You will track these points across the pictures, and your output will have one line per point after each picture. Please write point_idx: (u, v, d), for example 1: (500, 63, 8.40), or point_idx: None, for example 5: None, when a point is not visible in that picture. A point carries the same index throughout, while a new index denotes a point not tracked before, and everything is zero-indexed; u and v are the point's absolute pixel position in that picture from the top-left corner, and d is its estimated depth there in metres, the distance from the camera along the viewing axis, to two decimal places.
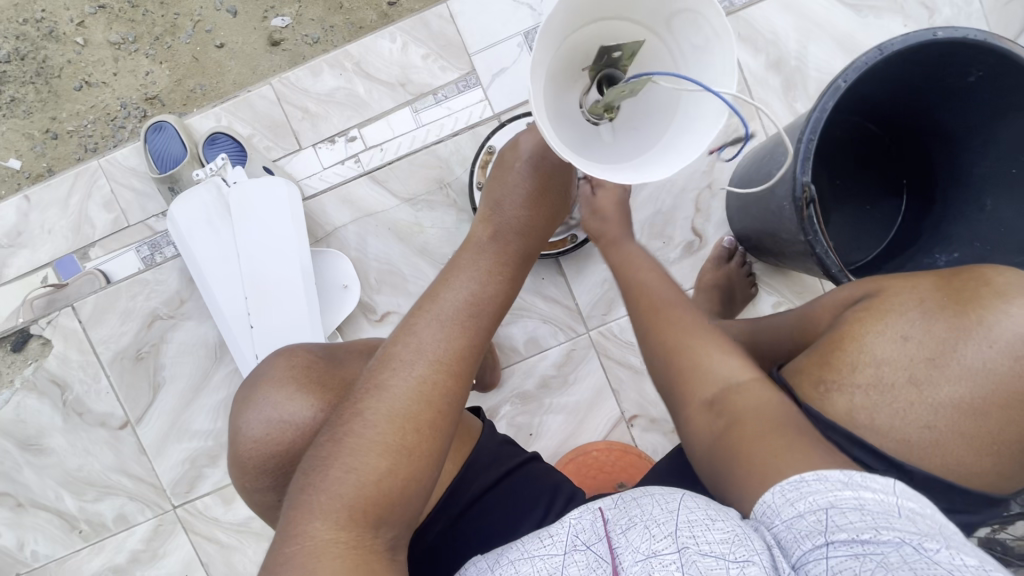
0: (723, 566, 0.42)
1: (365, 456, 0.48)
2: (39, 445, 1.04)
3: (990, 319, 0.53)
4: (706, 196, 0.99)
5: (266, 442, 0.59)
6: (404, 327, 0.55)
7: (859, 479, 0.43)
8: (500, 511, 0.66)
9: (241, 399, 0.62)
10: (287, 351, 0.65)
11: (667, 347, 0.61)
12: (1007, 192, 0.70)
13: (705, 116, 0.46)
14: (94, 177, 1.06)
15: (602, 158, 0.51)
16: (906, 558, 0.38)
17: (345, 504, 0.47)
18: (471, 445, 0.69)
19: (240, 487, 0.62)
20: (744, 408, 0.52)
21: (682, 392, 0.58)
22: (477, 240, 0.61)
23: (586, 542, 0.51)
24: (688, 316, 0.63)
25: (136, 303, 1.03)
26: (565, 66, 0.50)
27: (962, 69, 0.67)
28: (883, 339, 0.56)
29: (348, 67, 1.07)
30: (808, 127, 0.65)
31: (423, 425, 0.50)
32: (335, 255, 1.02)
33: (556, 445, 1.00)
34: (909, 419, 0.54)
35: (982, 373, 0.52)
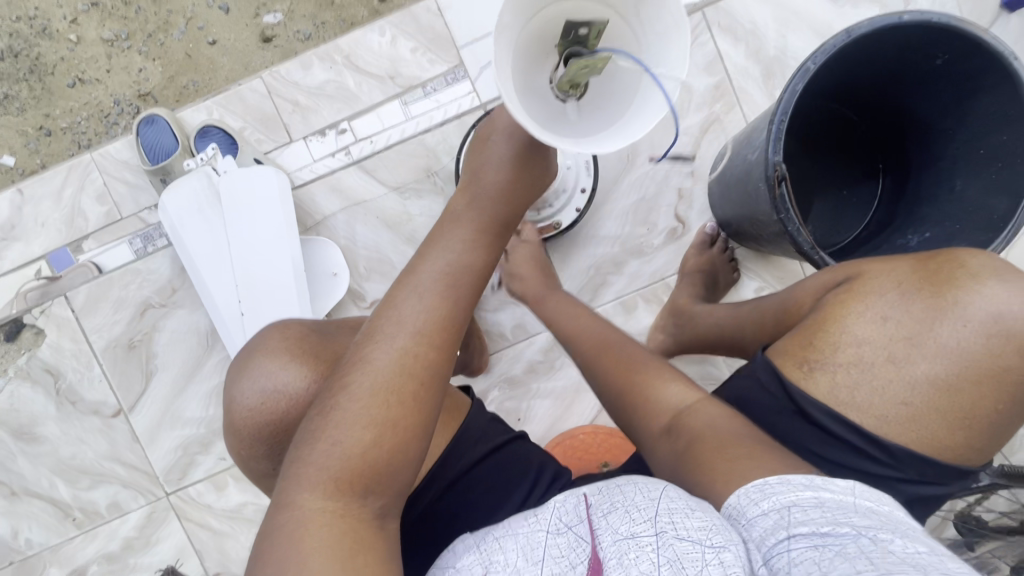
0: (698, 550, 0.41)
1: (351, 429, 0.50)
2: (33, 434, 1.05)
3: (965, 299, 0.55)
4: (689, 183, 1.01)
5: (260, 411, 0.60)
6: (386, 302, 0.57)
7: (819, 482, 0.47)
8: (489, 483, 0.67)
9: (235, 370, 0.64)
10: (281, 325, 0.66)
11: (624, 377, 0.66)
12: (976, 173, 0.72)
13: (656, 105, 0.49)
14: (87, 170, 1.08)
15: (565, 131, 0.53)
16: (863, 547, 0.39)
17: (333, 475, 0.48)
18: (460, 420, 0.70)
19: (236, 454, 0.64)
20: (699, 426, 0.57)
21: (641, 421, 0.63)
22: (458, 213, 0.62)
23: (568, 525, 0.51)
24: (637, 352, 0.69)
25: (128, 292, 1.05)
26: (536, 39, 0.52)
27: (928, 53, 0.69)
28: (863, 320, 0.59)
29: (338, 60, 1.09)
30: (779, 108, 0.67)
31: (406, 398, 0.51)
32: (325, 244, 1.04)
33: (544, 429, 1.02)
34: (887, 394, 0.56)
35: (958, 352, 0.55)
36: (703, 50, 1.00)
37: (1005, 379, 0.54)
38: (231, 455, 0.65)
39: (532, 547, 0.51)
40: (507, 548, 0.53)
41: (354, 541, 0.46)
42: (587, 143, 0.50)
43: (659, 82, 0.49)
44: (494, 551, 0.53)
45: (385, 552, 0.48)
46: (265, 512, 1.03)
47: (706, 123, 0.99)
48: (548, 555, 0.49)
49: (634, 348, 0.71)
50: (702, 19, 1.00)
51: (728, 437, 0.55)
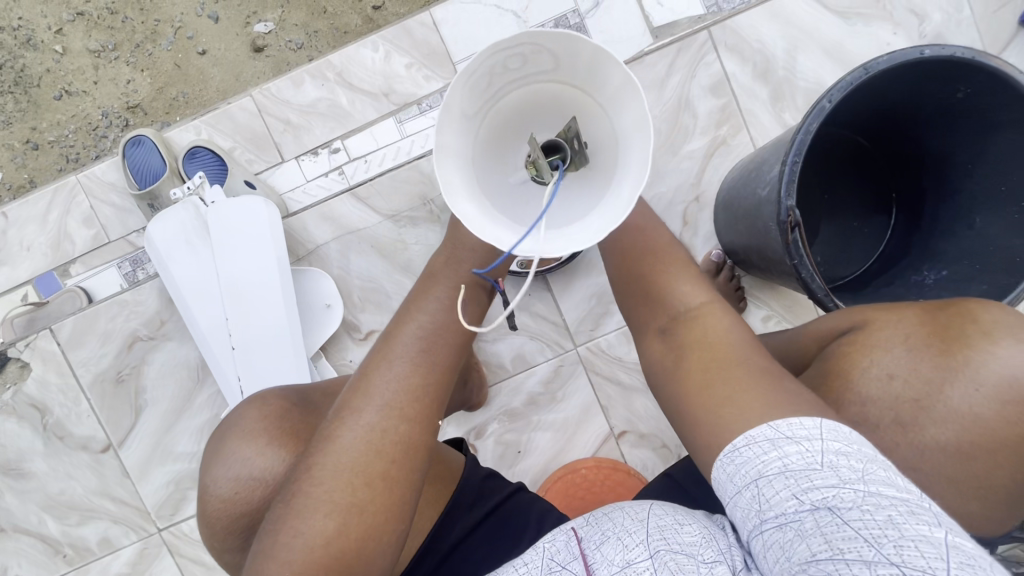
0: (694, 564, 0.44)
1: (316, 517, 0.47)
2: (20, 469, 1.02)
3: (977, 360, 0.51)
4: (694, 208, 0.97)
5: (235, 501, 0.57)
6: (360, 374, 0.53)
7: (785, 433, 0.44)
8: (484, 549, 0.64)
9: (209, 453, 0.60)
10: (257, 397, 0.63)
11: (636, 274, 0.62)
12: (997, 210, 0.69)
13: (510, 237, 0.47)
14: (73, 194, 1.04)
15: (486, 184, 0.51)
16: (821, 524, 0.39)
17: (298, 570, 0.46)
18: (454, 485, 0.67)
19: (211, 547, 0.60)
20: (703, 342, 0.54)
21: (641, 316, 0.61)
22: (440, 269, 0.57)
23: (562, 562, 0.49)
24: (662, 247, 0.63)
25: (116, 324, 1.01)
26: (566, 103, 0.51)
27: (949, 86, 0.66)
28: (870, 379, 0.55)
29: (330, 77, 1.05)
30: (793, 148, 0.63)
31: (375, 479, 0.48)
32: (318, 274, 1.00)
33: (546, 462, 0.99)
34: (893, 460, 0.54)
35: (968, 417, 0.51)
36: (709, 69, 0.96)
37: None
38: (207, 549, 0.62)
39: None
40: None
41: None
42: (462, 185, 0.48)
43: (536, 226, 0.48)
44: None
45: None
46: None
47: (711, 146, 0.96)
48: None
49: (663, 238, 0.64)
50: (709, 36, 0.96)
51: (723, 354, 0.53)
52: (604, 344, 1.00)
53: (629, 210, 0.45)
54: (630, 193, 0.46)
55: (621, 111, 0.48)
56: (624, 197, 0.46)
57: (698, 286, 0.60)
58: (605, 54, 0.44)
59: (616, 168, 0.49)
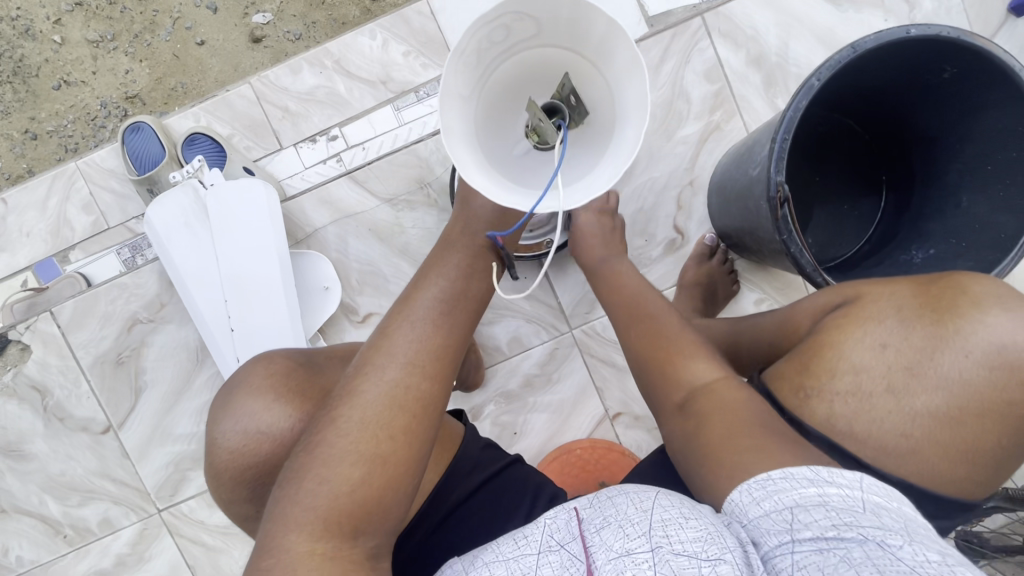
0: (695, 565, 0.41)
1: (339, 465, 0.47)
2: (21, 450, 1.03)
3: (967, 328, 0.53)
4: (687, 193, 0.98)
5: (245, 452, 0.58)
6: (380, 333, 0.54)
7: (825, 476, 0.46)
8: (482, 514, 0.65)
9: (217, 408, 0.61)
10: (265, 357, 0.64)
11: (652, 353, 0.65)
12: (983, 188, 0.70)
13: (526, 201, 0.49)
14: (72, 180, 1.05)
15: (492, 158, 0.53)
16: (869, 553, 0.38)
17: (319, 516, 0.45)
18: (453, 452, 0.68)
19: (218, 497, 0.62)
20: (713, 409, 0.57)
21: (659, 394, 0.63)
22: (449, 236, 0.62)
23: (560, 543, 0.50)
24: (673, 326, 0.67)
25: (116, 307, 1.02)
26: (556, 66, 0.53)
27: (936, 67, 0.67)
28: (862, 347, 0.56)
29: (328, 65, 1.06)
30: (782, 126, 0.65)
31: (398, 431, 0.49)
32: (316, 257, 1.02)
33: (541, 443, 1.01)
34: (886, 427, 0.54)
35: (958, 382, 0.53)
36: (702, 56, 0.97)
37: (1007, 412, 0.52)
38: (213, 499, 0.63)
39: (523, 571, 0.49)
40: None
41: None
42: (473, 164, 0.49)
43: (549, 192, 0.50)
44: None
45: None
46: None
47: (704, 132, 0.97)
48: None
49: (666, 321, 0.68)
50: (702, 24, 0.98)
51: (742, 418, 0.54)
52: (599, 326, 1.01)
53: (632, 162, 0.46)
54: (631, 147, 0.47)
55: (611, 60, 0.49)
56: (624, 154, 0.48)
57: (710, 359, 0.63)
58: (586, 6, 0.46)
59: (615, 126, 0.51)
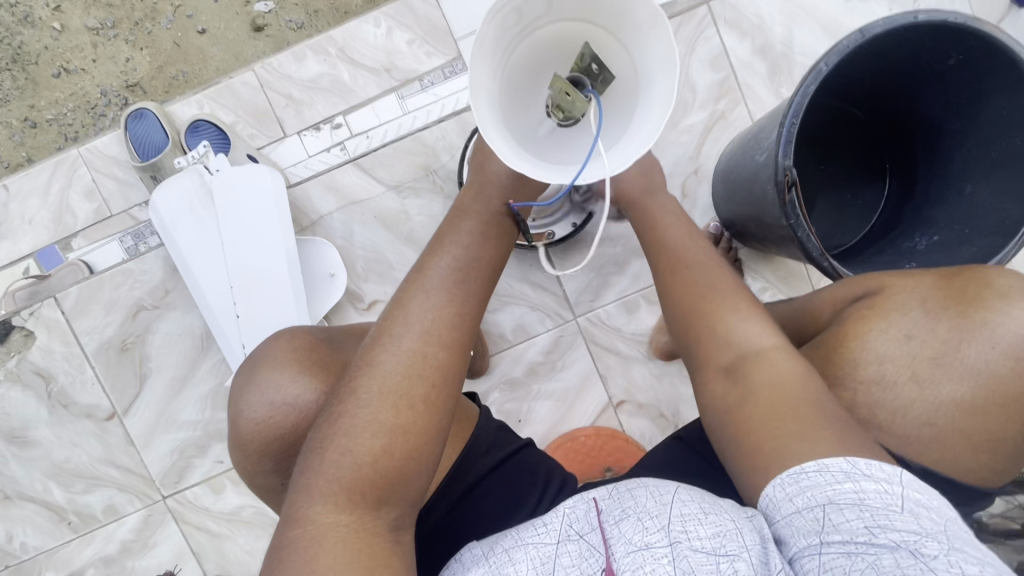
0: (712, 562, 0.44)
1: (360, 436, 0.48)
2: (25, 437, 1.03)
3: (993, 320, 0.54)
4: (692, 181, 0.99)
5: (268, 425, 0.58)
6: (395, 304, 0.54)
7: (863, 469, 0.44)
8: (497, 496, 0.66)
9: (240, 382, 0.62)
10: (286, 333, 0.64)
11: (694, 310, 0.61)
12: (987, 175, 0.71)
13: (566, 174, 0.49)
14: (75, 166, 1.05)
15: (523, 142, 0.53)
16: (899, 561, 0.39)
17: (343, 485, 0.47)
18: (471, 431, 0.68)
19: (242, 471, 0.62)
20: (762, 379, 0.53)
21: (701, 354, 0.60)
22: (465, 206, 0.61)
23: (579, 532, 0.52)
24: (719, 284, 0.62)
25: (120, 294, 1.02)
26: (568, 40, 0.53)
27: (942, 53, 0.68)
28: (886, 337, 0.57)
29: (332, 53, 1.05)
30: (790, 111, 0.65)
31: (417, 401, 0.49)
32: (322, 243, 1.01)
33: (545, 430, 1.01)
34: (910, 414, 0.55)
35: (983, 373, 0.54)
36: (708, 45, 0.98)
37: None
38: (237, 472, 0.64)
39: (543, 561, 0.50)
40: (518, 560, 0.51)
41: (368, 557, 0.44)
42: (512, 152, 0.50)
43: (592, 159, 0.50)
44: (504, 564, 0.51)
45: (399, 565, 0.46)
46: (264, 513, 1.02)
47: (709, 121, 0.98)
48: (559, 568, 0.49)
49: (717, 275, 0.64)
50: (708, 12, 0.98)
51: (792, 396, 0.51)
52: (603, 315, 1.02)
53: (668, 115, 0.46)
54: (661, 108, 0.47)
55: (628, 27, 0.49)
56: (654, 116, 0.48)
57: (759, 322, 0.58)
58: None
59: (639, 92, 0.51)
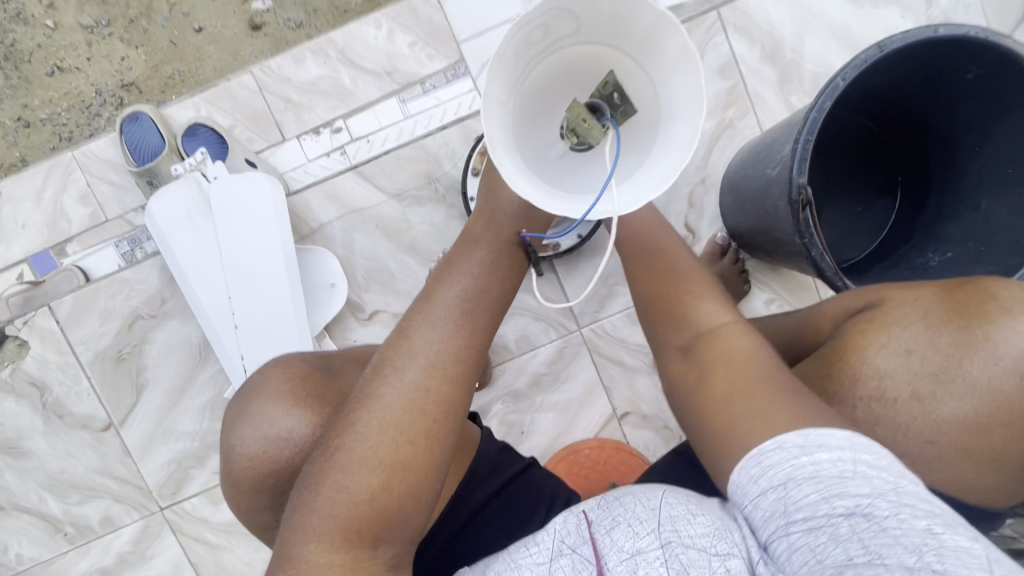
0: (706, 559, 0.43)
1: (358, 472, 0.46)
2: (20, 447, 1.01)
3: (996, 336, 0.50)
4: (699, 191, 0.97)
5: (263, 458, 0.57)
6: (398, 333, 0.53)
7: (816, 440, 0.42)
8: (500, 521, 0.64)
9: (233, 414, 0.60)
10: (282, 360, 0.63)
11: (656, 294, 0.61)
12: (1004, 192, 0.69)
13: (576, 206, 0.48)
14: (69, 170, 1.02)
15: (534, 163, 0.52)
16: (856, 529, 0.37)
17: (338, 524, 0.45)
18: (471, 457, 0.67)
19: (235, 505, 0.61)
20: (717, 356, 0.52)
21: (660, 336, 0.59)
22: (473, 233, 0.59)
23: (571, 546, 0.50)
24: (684, 274, 0.62)
25: (116, 302, 1.00)
26: (590, 63, 0.51)
27: (960, 67, 0.66)
28: (886, 352, 0.54)
29: (332, 55, 1.03)
30: (805, 127, 0.63)
31: (418, 437, 0.48)
32: (322, 253, 1.00)
33: (548, 442, 1.00)
34: (910, 432, 0.52)
35: (987, 390, 0.50)
36: (717, 50, 0.96)
37: None
38: (230, 506, 0.62)
39: None
40: None
41: None
42: (519, 175, 0.48)
43: (603, 193, 0.49)
44: None
45: None
46: None
47: (717, 129, 0.96)
48: None
49: (680, 261, 0.64)
50: (718, 16, 0.96)
51: (748, 370, 0.49)
52: (608, 326, 1.01)
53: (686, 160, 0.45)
54: (683, 147, 0.46)
55: (654, 54, 0.48)
56: (673, 155, 0.47)
57: (721, 306, 0.58)
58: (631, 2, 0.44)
59: (659, 126, 0.50)
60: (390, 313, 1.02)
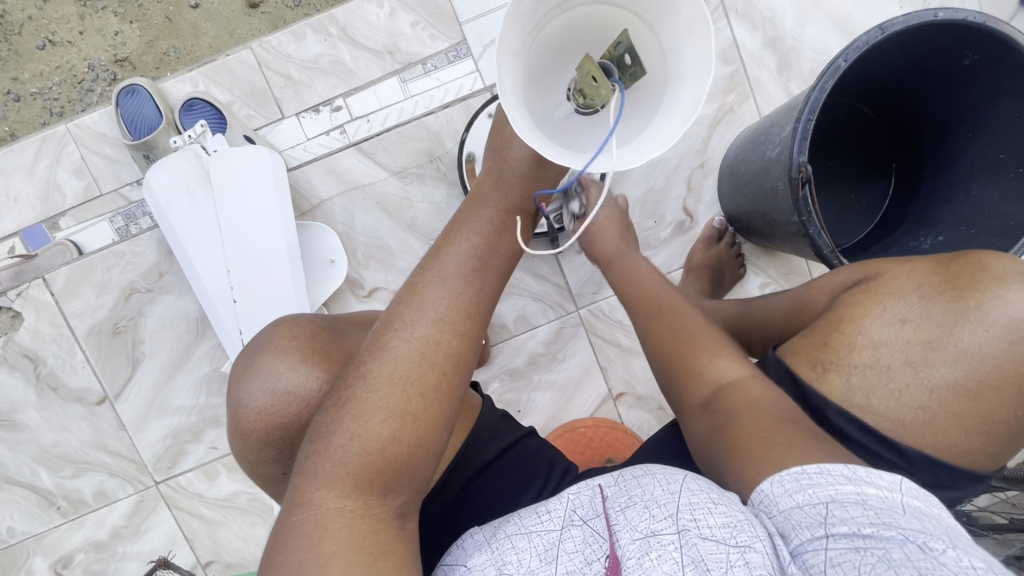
0: (723, 551, 0.41)
1: (369, 420, 0.47)
2: (12, 421, 1.01)
3: (987, 303, 0.52)
4: (698, 175, 0.99)
5: (270, 412, 0.57)
6: (408, 288, 0.53)
7: (863, 475, 0.43)
8: (501, 485, 0.66)
9: (239, 370, 0.60)
10: (286, 319, 0.63)
11: (671, 345, 0.62)
12: (994, 176, 0.72)
13: (573, 159, 0.50)
14: (63, 143, 1.01)
15: (538, 117, 0.54)
16: (910, 555, 0.36)
17: (350, 470, 0.46)
18: (473, 420, 0.68)
19: (242, 460, 0.61)
20: (739, 405, 0.53)
21: (681, 393, 0.60)
22: (483, 194, 0.60)
23: (583, 517, 0.50)
24: (696, 326, 0.63)
25: (112, 274, 1.00)
26: (606, 27, 0.52)
27: (957, 52, 0.67)
28: (882, 322, 0.55)
29: (333, 32, 1.02)
30: (807, 106, 0.65)
31: (428, 388, 0.49)
32: (322, 228, 0.99)
33: (545, 421, 1.01)
34: (903, 397, 0.54)
35: (978, 356, 0.52)
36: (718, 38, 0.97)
37: None
38: (237, 462, 0.62)
39: (546, 548, 0.49)
40: (520, 548, 0.50)
41: (374, 544, 0.44)
42: (523, 121, 0.49)
43: (602, 152, 0.50)
44: (506, 550, 0.50)
45: (406, 553, 0.45)
46: (259, 500, 1.01)
47: (717, 114, 0.97)
48: (563, 553, 0.48)
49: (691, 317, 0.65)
50: (719, 3, 0.97)
51: (771, 416, 0.51)
52: (605, 307, 1.02)
53: (685, 126, 0.47)
54: (682, 115, 0.48)
55: (670, 25, 0.49)
56: (676, 119, 0.48)
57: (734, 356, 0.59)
58: None
59: (666, 93, 0.51)
60: (389, 291, 1.02)
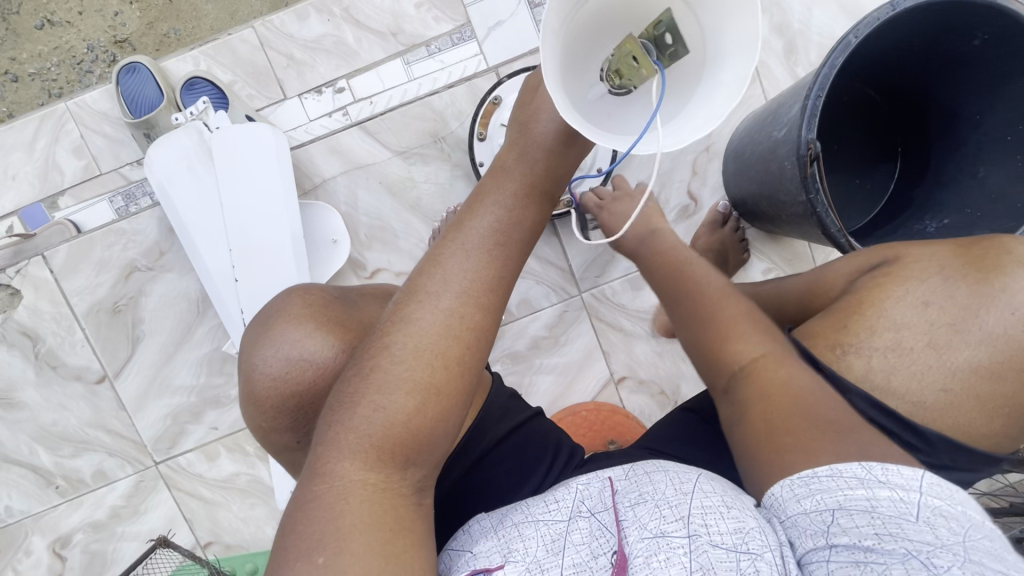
0: (733, 560, 0.41)
1: (391, 393, 0.46)
2: (11, 400, 1.00)
3: (1012, 285, 0.51)
4: (703, 159, 0.99)
5: (285, 380, 0.57)
6: (431, 259, 0.53)
7: (879, 475, 0.42)
8: (510, 463, 0.65)
9: (253, 337, 0.60)
10: (301, 288, 0.63)
11: (693, 326, 0.60)
12: (1001, 159, 0.72)
13: (615, 142, 0.50)
14: (62, 121, 1.00)
15: (572, 98, 0.53)
16: (911, 571, 0.36)
17: (371, 443, 0.45)
18: (484, 397, 0.68)
19: (256, 429, 0.61)
20: (758, 392, 0.51)
21: (705, 377, 0.58)
22: (504, 165, 0.59)
23: (591, 509, 0.50)
24: (720, 304, 0.60)
25: (112, 253, 0.99)
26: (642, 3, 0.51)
27: (967, 32, 0.67)
28: (905, 304, 0.55)
29: (336, 12, 1.01)
30: (816, 83, 0.64)
31: (451, 361, 0.48)
32: (324, 208, 0.99)
33: (546, 404, 1.01)
34: (925, 379, 0.53)
35: (1002, 339, 0.51)
36: None
37: None
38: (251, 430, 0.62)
39: (553, 537, 0.49)
40: (528, 536, 0.49)
41: (393, 520, 0.44)
42: (562, 103, 0.49)
43: (645, 133, 0.50)
44: (513, 538, 0.50)
45: (421, 528, 0.45)
46: (259, 480, 1.01)
47: None
48: (569, 544, 0.47)
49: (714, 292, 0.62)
50: None
51: (790, 405, 0.48)
52: (608, 291, 1.02)
53: (732, 105, 0.46)
54: (725, 98, 0.47)
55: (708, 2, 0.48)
56: (719, 99, 0.48)
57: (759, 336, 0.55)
58: None
59: (705, 73, 0.50)
60: (391, 272, 1.02)
